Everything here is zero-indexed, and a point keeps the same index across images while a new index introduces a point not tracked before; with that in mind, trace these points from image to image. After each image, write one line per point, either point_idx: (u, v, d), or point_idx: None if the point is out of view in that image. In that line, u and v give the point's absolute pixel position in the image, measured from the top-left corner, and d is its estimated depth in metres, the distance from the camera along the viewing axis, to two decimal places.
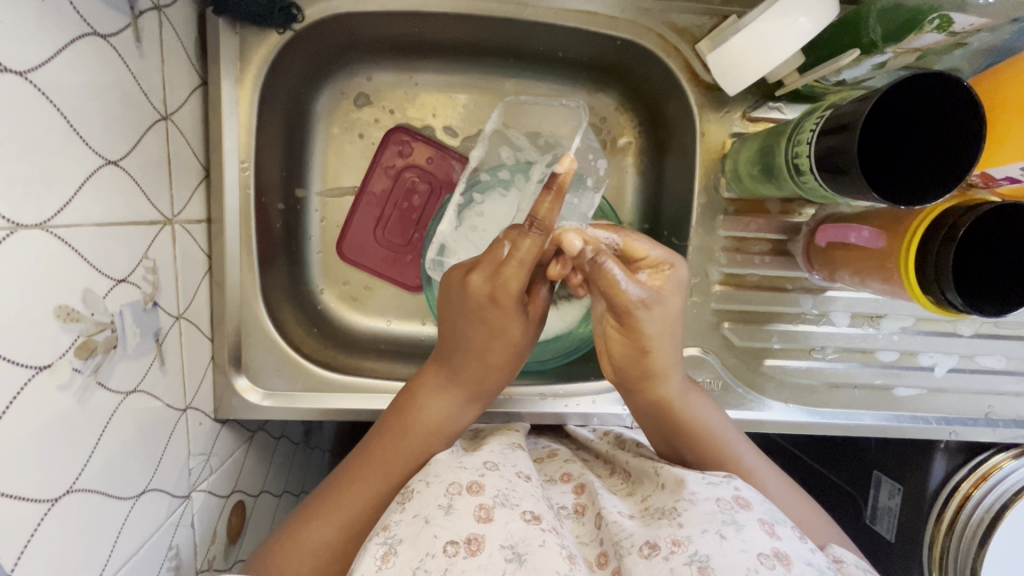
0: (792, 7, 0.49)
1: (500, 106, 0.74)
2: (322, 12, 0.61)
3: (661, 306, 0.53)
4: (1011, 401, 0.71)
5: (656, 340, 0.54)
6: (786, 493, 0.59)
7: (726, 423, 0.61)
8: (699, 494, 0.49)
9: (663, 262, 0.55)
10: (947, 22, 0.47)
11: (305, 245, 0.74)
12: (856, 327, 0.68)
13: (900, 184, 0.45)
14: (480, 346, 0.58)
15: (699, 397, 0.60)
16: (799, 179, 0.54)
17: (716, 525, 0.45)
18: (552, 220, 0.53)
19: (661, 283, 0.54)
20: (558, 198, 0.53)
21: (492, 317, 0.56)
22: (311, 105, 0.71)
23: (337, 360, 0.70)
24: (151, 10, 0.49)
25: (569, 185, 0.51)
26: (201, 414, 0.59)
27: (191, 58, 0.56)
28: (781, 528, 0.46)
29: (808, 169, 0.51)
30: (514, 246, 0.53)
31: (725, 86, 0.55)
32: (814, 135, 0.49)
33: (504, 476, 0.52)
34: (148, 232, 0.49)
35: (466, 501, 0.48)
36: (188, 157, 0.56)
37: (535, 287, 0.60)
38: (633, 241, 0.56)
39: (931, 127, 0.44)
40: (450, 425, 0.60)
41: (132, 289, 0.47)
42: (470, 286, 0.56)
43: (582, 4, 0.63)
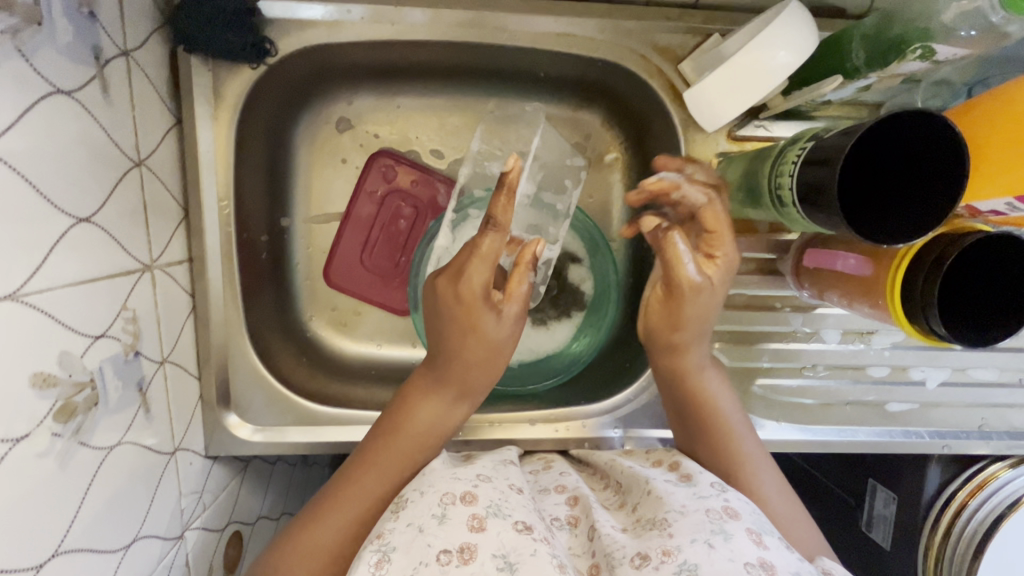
0: (776, 38, 0.44)
1: (481, 126, 0.70)
2: (295, 44, 0.59)
3: (714, 293, 0.57)
4: (1005, 413, 0.71)
5: (692, 324, 0.58)
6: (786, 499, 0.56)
7: (734, 408, 0.60)
8: (689, 505, 0.49)
9: (718, 248, 0.56)
10: (929, 53, 0.43)
11: (292, 273, 0.74)
12: (847, 344, 0.68)
13: (861, 208, 0.44)
14: (457, 344, 0.59)
15: (715, 376, 0.61)
16: (782, 209, 0.53)
17: (705, 534, 0.46)
18: (509, 218, 0.56)
19: (711, 272, 0.57)
20: (511, 196, 0.55)
21: (464, 312, 0.57)
22: (291, 134, 0.70)
23: (328, 391, 0.70)
24: (118, 57, 0.48)
25: (516, 181, 0.54)
26: (191, 453, 0.60)
27: (164, 97, 0.55)
28: (768, 538, 0.47)
29: (790, 201, 0.50)
30: (474, 245, 0.55)
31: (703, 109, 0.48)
32: (795, 167, 0.48)
33: (497, 487, 0.52)
34: (125, 282, 0.49)
35: (459, 511, 0.48)
36: (166, 199, 0.56)
37: (512, 283, 0.59)
38: (714, 211, 0.56)
39: (898, 160, 0.43)
40: (441, 427, 0.60)
41: (112, 342, 0.47)
42: (442, 291, 0.58)
43: (563, 27, 0.60)
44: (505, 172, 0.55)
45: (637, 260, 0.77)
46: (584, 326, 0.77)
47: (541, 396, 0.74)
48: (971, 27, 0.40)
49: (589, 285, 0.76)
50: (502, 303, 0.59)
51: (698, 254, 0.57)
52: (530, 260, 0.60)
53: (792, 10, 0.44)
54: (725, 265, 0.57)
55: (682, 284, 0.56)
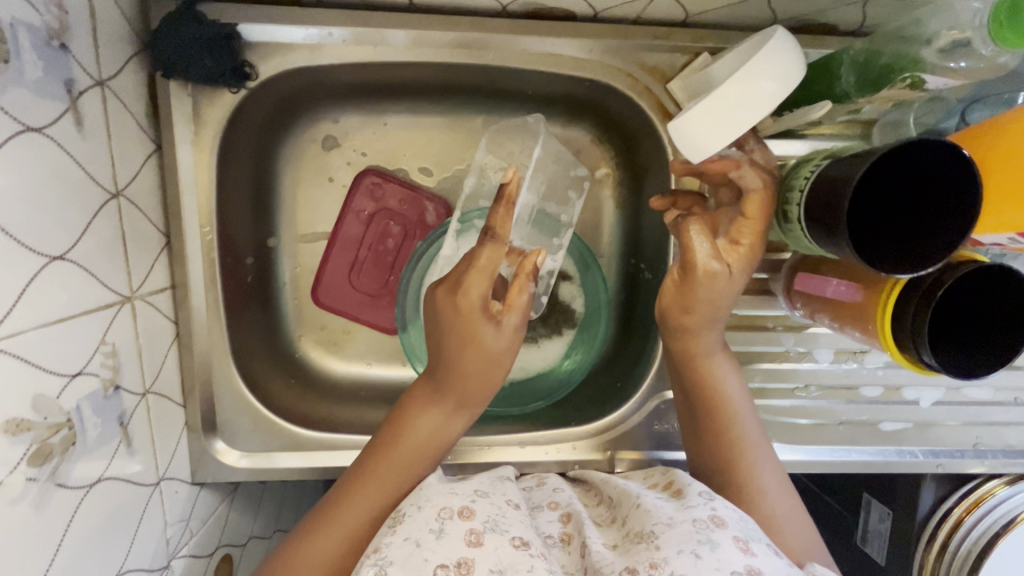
0: (758, 68, 0.42)
1: (484, 137, 0.70)
2: (276, 68, 0.58)
3: (728, 282, 0.54)
4: (999, 431, 0.70)
5: (703, 313, 0.55)
6: (785, 502, 0.55)
7: (739, 394, 0.59)
8: (677, 518, 0.48)
9: (745, 235, 0.53)
10: (919, 81, 0.43)
11: (279, 294, 0.73)
12: (840, 363, 0.67)
13: (859, 228, 0.43)
14: (456, 356, 0.57)
15: (722, 360, 0.59)
16: (788, 229, 0.53)
17: (692, 545, 0.45)
18: (507, 230, 0.58)
19: (731, 259, 0.54)
20: (509, 209, 0.58)
21: (462, 324, 0.56)
22: (276, 154, 0.69)
23: (317, 413, 0.69)
24: (93, 87, 0.47)
25: (513, 192, 0.58)
26: (176, 481, 0.59)
27: (142, 125, 0.54)
28: (756, 545, 0.46)
29: (796, 218, 0.50)
30: (472, 256, 0.57)
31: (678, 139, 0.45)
32: (805, 184, 0.48)
33: (494, 502, 0.52)
34: (103, 316, 0.48)
35: (456, 526, 0.48)
36: (146, 228, 0.55)
37: (512, 294, 0.58)
38: (760, 199, 0.53)
39: (908, 185, 0.42)
40: (443, 437, 0.59)
41: (91, 379, 0.46)
42: (443, 302, 0.57)
43: (549, 46, 0.59)
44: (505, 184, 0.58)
45: (628, 277, 0.76)
46: (575, 344, 0.76)
47: (532, 416, 0.73)
48: (961, 58, 0.41)
49: (580, 303, 0.76)
50: (501, 315, 0.57)
51: (723, 237, 0.55)
52: (531, 271, 0.58)
53: (775, 41, 0.42)
54: (750, 254, 0.54)
55: (694, 264, 0.53)
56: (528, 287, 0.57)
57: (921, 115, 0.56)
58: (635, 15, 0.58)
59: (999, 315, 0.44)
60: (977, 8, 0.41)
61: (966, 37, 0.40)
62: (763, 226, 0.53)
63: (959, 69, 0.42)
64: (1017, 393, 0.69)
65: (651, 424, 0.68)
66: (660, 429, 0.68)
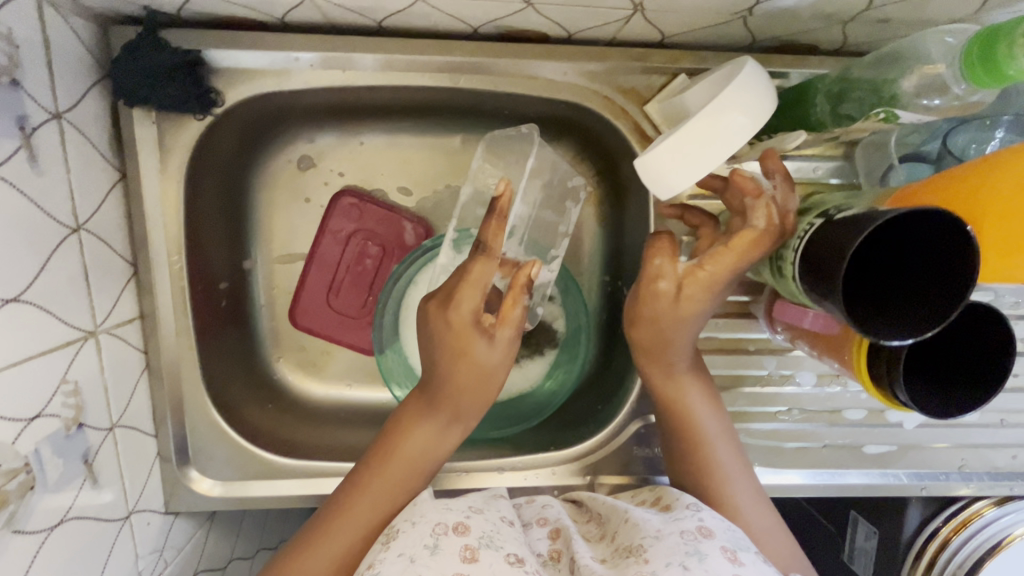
0: (727, 101, 0.40)
1: (483, 140, 0.66)
2: (243, 93, 0.57)
3: (675, 308, 0.52)
4: (985, 453, 0.69)
5: (651, 336, 0.54)
6: (764, 515, 0.54)
7: (712, 417, 0.58)
8: (664, 530, 0.48)
9: (711, 265, 0.50)
10: (892, 118, 0.43)
11: (255, 316, 0.73)
12: (823, 386, 0.66)
13: (856, 281, 0.40)
14: (448, 370, 0.56)
15: (692, 382, 0.58)
16: (783, 282, 0.50)
17: (680, 556, 0.44)
18: (499, 243, 0.55)
19: (688, 286, 0.51)
20: (501, 222, 0.55)
21: (453, 338, 0.54)
22: (250, 176, 0.68)
23: (293, 438, 0.68)
24: (49, 121, 0.46)
25: (502, 205, 0.53)
26: (149, 512, 0.58)
27: (105, 154, 0.53)
28: (743, 554, 0.45)
29: (790, 274, 0.47)
30: (464, 270, 0.54)
31: (645, 171, 0.43)
32: (803, 237, 0.45)
33: (490, 518, 0.51)
34: (64, 355, 0.47)
35: (451, 541, 0.47)
36: (111, 259, 0.54)
37: (507, 308, 0.56)
38: (749, 234, 0.48)
39: (917, 242, 0.38)
40: (434, 451, 0.58)
41: (51, 420, 0.46)
42: (432, 316, 0.55)
43: (522, 70, 0.58)
44: (495, 197, 0.54)
45: (609, 297, 0.75)
46: (557, 364, 0.75)
47: (511, 440, 0.72)
48: (933, 96, 0.40)
49: (562, 323, 0.74)
50: (494, 327, 0.56)
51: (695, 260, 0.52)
52: (524, 283, 0.56)
53: (745, 74, 0.41)
54: (709, 286, 0.51)
55: (644, 281, 0.53)
56: (522, 302, 0.55)
57: (904, 135, 0.55)
58: (609, 39, 0.56)
59: (966, 354, 0.44)
60: (951, 42, 0.40)
61: (939, 71, 0.40)
62: (740, 265, 0.50)
63: (934, 107, 0.41)
64: (1003, 416, 0.68)
65: (631, 449, 0.68)
66: (639, 453, 0.67)
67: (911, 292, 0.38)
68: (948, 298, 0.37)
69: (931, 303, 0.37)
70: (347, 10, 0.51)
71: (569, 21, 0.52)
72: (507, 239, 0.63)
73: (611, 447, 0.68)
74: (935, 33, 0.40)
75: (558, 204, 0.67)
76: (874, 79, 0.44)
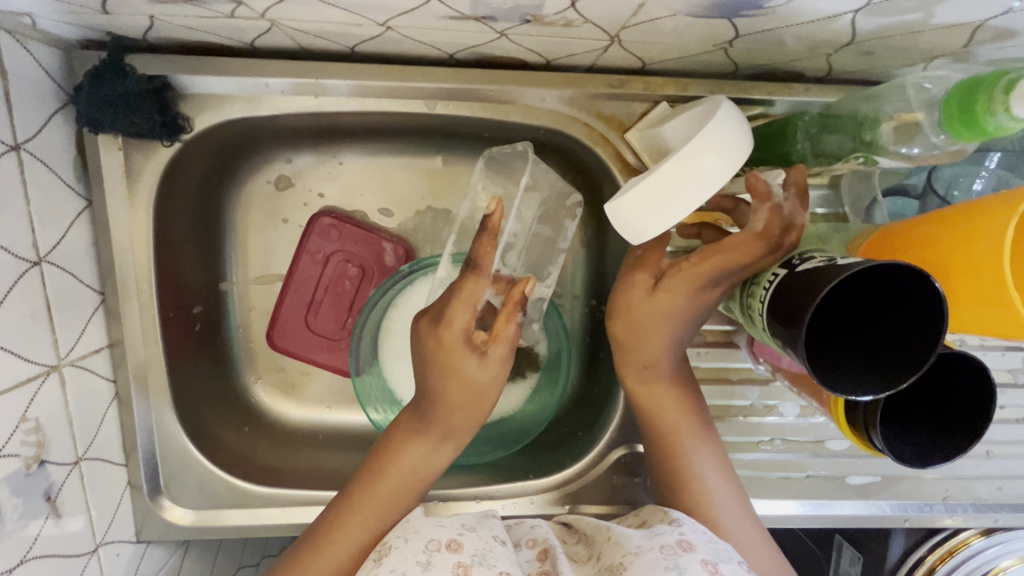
0: (701, 146, 0.39)
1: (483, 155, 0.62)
2: (213, 119, 0.56)
3: (653, 305, 0.51)
4: (969, 485, 0.68)
5: (632, 342, 0.54)
6: (746, 523, 0.54)
7: (689, 430, 0.57)
8: (644, 545, 0.47)
9: (703, 261, 0.48)
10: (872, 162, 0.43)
11: (232, 338, 0.72)
12: (806, 417, 0.65)
13: (833, 319, 0.39)
14: (436, 387, 0.54)
15: (669, 395, 0.57)
16: (755, 329, 0.47)
17: (659, 572, 0.43)
18: (491, 261, 0.52)
19: (676, 279, 0.49)
20: (493, 240, 0.52)
21: (443, 355, 0.53)
22: (224, 197, 0.67)
23: (268, 464, 0.68)
24: (7, 153, 0.45)
25: (495, 223, 0.50)
26: (118, 543, 0.58)
27: (70, 182, 0.52)
28: (725, 566, 0.44)
29: (760, 318, 0.44)
30: (454, 288, 0.52)
31: (615, 212, 0.42)
32: (765, 293, 0.43)
33: (482, 536, 0.49)
34: (24, 392, 0.46)
35: (443, 558, 0.46)
36: (77, 289, 0.53)
37: (498, 325, 0.54)
38: (747, 234, 0.46)
39: (895, 286, 0.36)
40: (427, 469, 0.56)
41: (10, 461, 0.45)
42: (422, 331, 0.54)
43: (497, 96, 0.56)
44: (486, 215, 0.51)
45: (592, 320, 0.74)
46: (539, 387, 0.74)
47: (490, 466, 0.71)
48: (913, 145, 0.40)
49: (544, 346, 0.73)
50: (486, 344, 0.54)
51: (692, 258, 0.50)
52: (519, 300, 0.55)
53: (719, 117, 0.40)
54: (690, 281, 0.49)
55: (628, 286, 0.52)
56: (515, 317, 0.53)
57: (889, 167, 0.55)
58: (588, 65, 0.54)
59: (952, 398, 0.42)
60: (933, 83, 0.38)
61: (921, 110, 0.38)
62: (730, 266, 0.47)
63: (913, 155, 0.40)
64: (990, 447, 0.66)
65: (611, 477, 0.67)
66: (618, 483, 0.66)
67: (888, 332, 0.37)
68: (925, 343, 0.35)
69: (910, 346, 0.36)
70: (316, 37, 0.49)
71: (544, 50, 0.50)
72: (504, 255, 0.61)
73: (591, 475, 0.67)
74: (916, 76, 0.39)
75: (556, 223, 0.65)
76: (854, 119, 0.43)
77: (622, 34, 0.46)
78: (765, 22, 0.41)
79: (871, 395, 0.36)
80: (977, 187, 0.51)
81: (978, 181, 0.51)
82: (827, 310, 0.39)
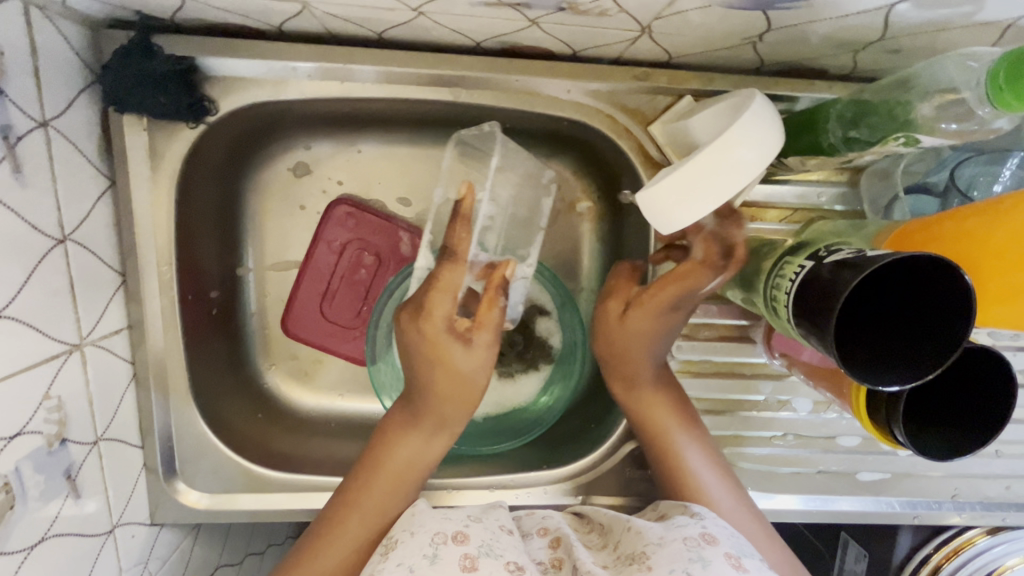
0: (733, 139, 0.39)
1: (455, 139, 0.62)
2: (238, 102, 0.56)
3: (626, 331, 0.56)
4: (978, 483, 0.69)
5: (617, 350, 0.58)
6: (743, 512, 0.55)
7: (680, 428, 0.59)
8: (667, 536, 0.47)
9: (656, 296, 0.53)
10: (912, 141, 0.42)
11: (246, 324, 0.72)
12: (820, 413, 0.66)
13: (856, 317, 0.39)
14: (423, 378, 0.55)
15: (658, 398, 0.59)
16: (778, 321, 0.47)
17: (683, 564, 0.43)
18: (466, 247, 0.55)
19: (637, 314, 0.55)
20: (464, 225, 0.55)
21: (427, 347, 0.54)
22: (243, 183, 0.67)
23: (281, 450, 0.68)
24: (35, 130, 0.45)
25: (468, 207, 0.55)
26: (133, 525, 0.58)
27: (94, 162, 0.52)
28: (747, 561, 0.45)
29: (784, 311, 0.45)
30: (432, 276, 0.54)
31: (644, 202, 0.42)
32: (791, 285, 0.43)
33: (488, 527, 0.49)
34: (47, 369, 0.46)
35: (450, 550, 0.46)
36: (98, 269, 0.53)
37: (482, 312, 0.55)
38: (686, 267, 0.52)
39: (909, 282, 0.37)
40: (423, 462, 0.57)
41: (32, 438, 0.44)
42: (405, 329, 0.55)
43: (521, 85, 0.56)
44: (460, 202, 0.55)
45: None
46: (552, 379, 0.74)
47: (503, 457, 0.71)
48: (951, 120, 0.39)
49: (557, 338, 0.74)
50: (470, 331, 0.54)
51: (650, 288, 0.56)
52: (500, 283, 0.56)
53: (753, 109, 0.40)
54: (654, 309, 0.54)
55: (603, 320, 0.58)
56: (497, 300, 0.54)
57: (909, 164, 0.55)
58: (615, 57, 0.55)
59: (976, 399, 0.43)
60: (974, 68, 0.38)
61: (964, 93, 0.38)
62: (682, 293, 0.52)
63: (953, 131, 0.39)
64: (999, 446, 0.67)
65: (624, 469, 0.67)
66: (632, 474, 0.67)
67: (912, 325, 0.37)
68: (952, 338, 0.36)
69: (938, 340, 0.36)
70: (346, 22, 0.49)
71: (573, 40, 0.50)
72: (479, 240, 0.59)
73: (604, 467, 0.67)
74: (957, 59, 0.39)
75: (531, 205, 0.65)
76: (884, 113, 0.43)
77: (654, 25, 0.46)
78: (798, 15, 0.42)
79: (897, 386, 0.37)
80: (997, 187, 0.51)
81: (1000, 181, 0.52)
82: (852, 307, 0.39)
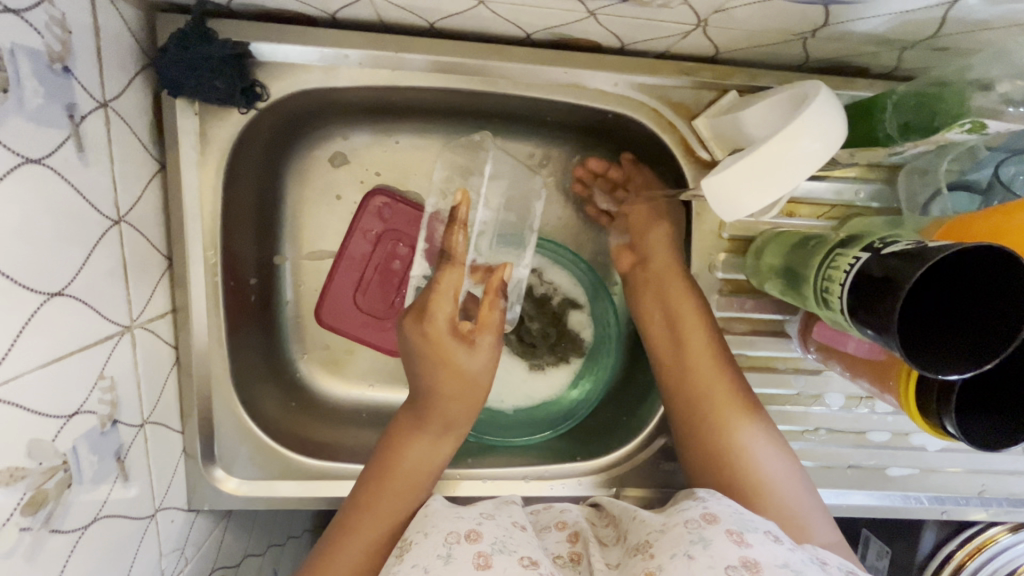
0: (801, 129, 0.40)
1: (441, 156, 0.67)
2: (289, 88, 0.56)
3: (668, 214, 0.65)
4: (1005, 479, 0.69)
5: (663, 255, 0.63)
6: (786, 474, 0.54)
7: (722, 389, 0.58)
8: (670, 521, 0.47)
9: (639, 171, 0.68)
10: (980, 126, 0.41)
11: (280, 313, 0.72)
12: (851, 408, 0.66)
13: (912, 311, 0.40)
14: (430, 379, 0.55)
15: (697, 354, 0.59)
16: (828, 313, 0.48)
17: (684, 546, 0.43)
18: (463, 252, 0.57)
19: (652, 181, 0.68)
20: (460, 229, 0.57)
21: (432, 349, 0.54)
22: (283, 172, 0.67)
23: (315, 439, 0.68)
24: (97, 109, 0.45)
25: (462, 213, 0.57)
26: (173, 510, 0.57)
27: (145, 145, 0.52)
28: (751, 535, 0.43)
29: (837, 302, 0.45)
30: (434, 280, 0.55)
31: (712, 195, 0.43)
32: (846, 275, 0.44)
33: (501, 524, 0.49)
34: (101, 350, 0.46)
35: (463, 550, 0.45)
36: (147, 253, 0.53)
37: (481, 312, 0.57)
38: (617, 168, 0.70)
39: (966, 269, 0.39)
40: (434, 462, 0.56)
41: (88, 418, 0.44)
42: (410, 329, 0.55)
43: (568, 78, 0.57)
44: (455, 210, 0.57)
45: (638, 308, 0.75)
46: (583, 371, 0.75)
47: (536, 446, 0.71)
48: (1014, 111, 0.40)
49: (589, 332, 0.75)
50: (472, 335, 0.55)
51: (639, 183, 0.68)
52: (499, 287, 0.58)
53: (817, 100, 0.41)
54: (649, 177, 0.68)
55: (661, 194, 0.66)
56: (496, 300, 0.56)
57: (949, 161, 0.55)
58: (662, 50, 0.55)
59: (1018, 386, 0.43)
60: None
61: None
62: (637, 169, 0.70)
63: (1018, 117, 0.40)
64: None
65: (657, 463, 0.67)
66: (666, 468, 0.67)
67: (973, 309, 0.38)
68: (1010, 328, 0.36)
69: (1003, 326, 0.37)
70: (404, 10, 0.50)
71: (627, 32, 0.51)
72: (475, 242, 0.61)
73: (638, 459, 0.67)
74: None
75: (522, 203, 0.68)
76: (939, 107, 0.44)
77: (711, 18, 0.47)
78: (858, 11, 0.42)
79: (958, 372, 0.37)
80: None
81: None
82: (910, 300, 0.40)
